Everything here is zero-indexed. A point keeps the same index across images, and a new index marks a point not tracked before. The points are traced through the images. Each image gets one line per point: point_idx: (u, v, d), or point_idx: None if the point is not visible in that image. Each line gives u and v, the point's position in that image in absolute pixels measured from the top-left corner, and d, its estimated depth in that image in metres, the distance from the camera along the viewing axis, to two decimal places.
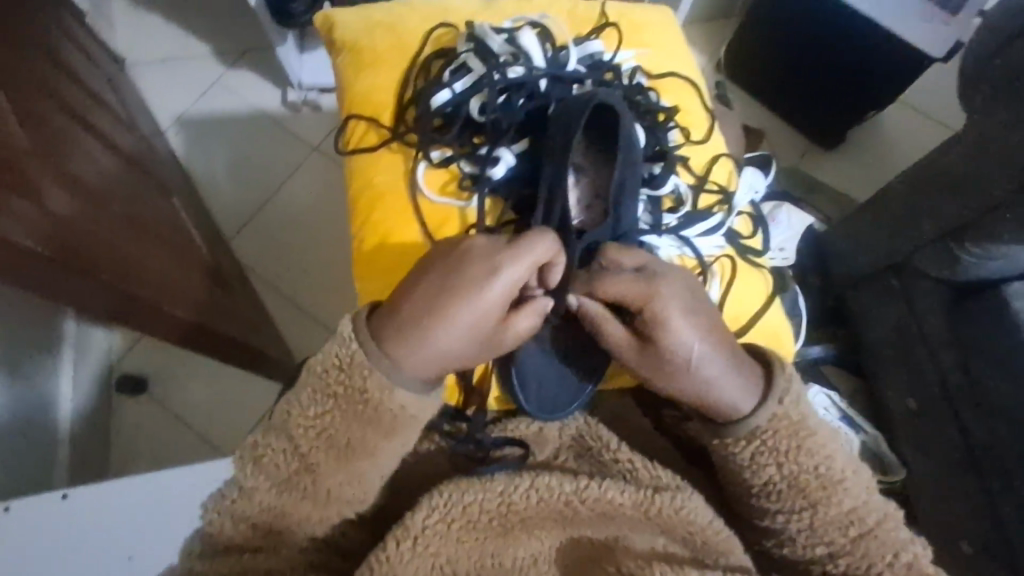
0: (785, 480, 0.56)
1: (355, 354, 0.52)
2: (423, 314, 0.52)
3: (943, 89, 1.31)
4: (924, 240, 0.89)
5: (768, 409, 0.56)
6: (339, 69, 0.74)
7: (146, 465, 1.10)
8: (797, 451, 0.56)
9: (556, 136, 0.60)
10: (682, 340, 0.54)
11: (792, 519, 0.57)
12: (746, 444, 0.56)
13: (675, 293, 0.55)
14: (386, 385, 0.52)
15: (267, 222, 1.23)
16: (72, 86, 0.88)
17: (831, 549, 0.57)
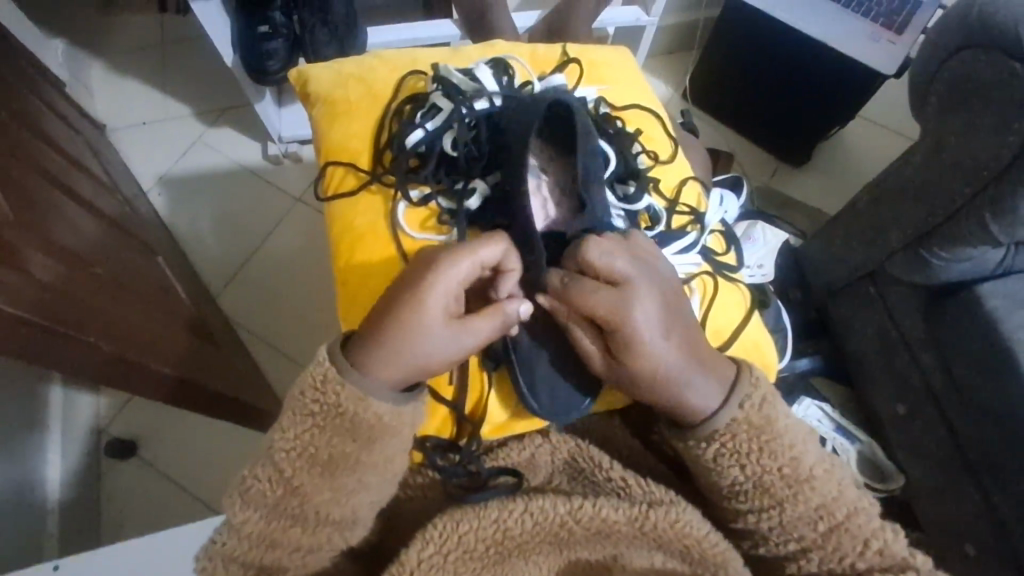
0: (751, 480, 0.56)
1: (329, 372, 0.51)
2: (392, 329, 0.51)
3: (897, 102, 1.37)
4: (893, 249, 0.91)
5: (729, 412, 0.55)
6: (314, 121, 0.77)
7: (139, 529, 1.08)
8: (759, 452, 0.55)
9: (512, 141, 0.62)
10: (651, 346, 0.54)
11: (763, 518, 0.57)
12: (708, 444, 0.56)
13: (645, 303, 0.54)
14: (360, 394, 0.51)
15: (252, 274, 1.24)
16: (53, 155, 0.89)
17: (803, 544, 0.56)
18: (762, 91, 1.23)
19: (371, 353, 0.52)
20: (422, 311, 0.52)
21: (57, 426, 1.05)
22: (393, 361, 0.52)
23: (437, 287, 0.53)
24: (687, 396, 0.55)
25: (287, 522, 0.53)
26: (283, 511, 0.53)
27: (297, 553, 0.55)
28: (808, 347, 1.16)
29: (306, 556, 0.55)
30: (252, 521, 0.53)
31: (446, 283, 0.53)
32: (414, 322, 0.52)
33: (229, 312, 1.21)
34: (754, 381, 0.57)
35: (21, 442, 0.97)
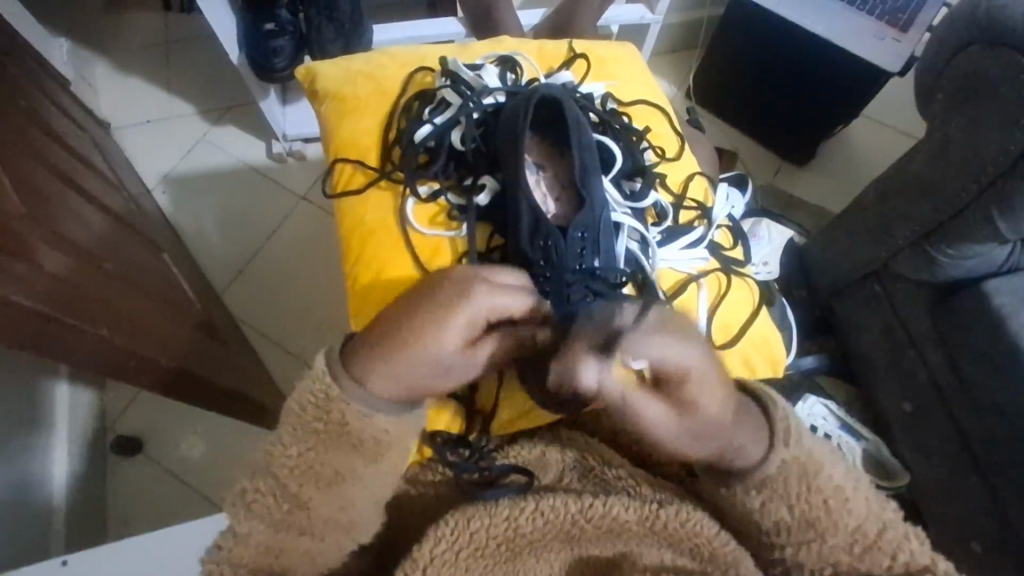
0: (796, 519, 0.55)
1: (330, 390, 0.50)
2: (405, 365, 0.50)
3: (901, 100, 1.37)
4: (899, 246, 0.91)
5: (778, 456, 0.54)
6: (322, 117, 0.77)
7: (146, 526, 1.08)
8: (804, 489, 0.54)
9: (506, 142, 0.62)
10: (709, 405, 0.51)
11: (801, 548, 0.56)
12: (757, 492, 0.55)
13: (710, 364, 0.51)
14: (361, 414, 0.51)
15: (258, 271, 1.24)
16: (60, 151, 0.90)
17: (838, 569, 0.55)
18: (766, 89, 1.23)
19: (380, 384, 0.51)
20: (437, 353, 0.50)
21: (63, 424, 1.05)
22: (403, 389, 0.51)
23: (454, 327, 0.50)
24: (733, 456, 0.54)
25: (284, 531, 0.52)
26: (284, 508, 0.52)
27: (306, 556, 0.54)
28: (813, 345, 1.16)
29: (315, 553, 0.55)
30: (247, 533, 0.52)
31: (463, 324, 0.51)
32: (427, 362, 0.50)
33: (234, 309, 1.21)
34: (785, 420, 0.55)
35: (27, 440, 0.97)
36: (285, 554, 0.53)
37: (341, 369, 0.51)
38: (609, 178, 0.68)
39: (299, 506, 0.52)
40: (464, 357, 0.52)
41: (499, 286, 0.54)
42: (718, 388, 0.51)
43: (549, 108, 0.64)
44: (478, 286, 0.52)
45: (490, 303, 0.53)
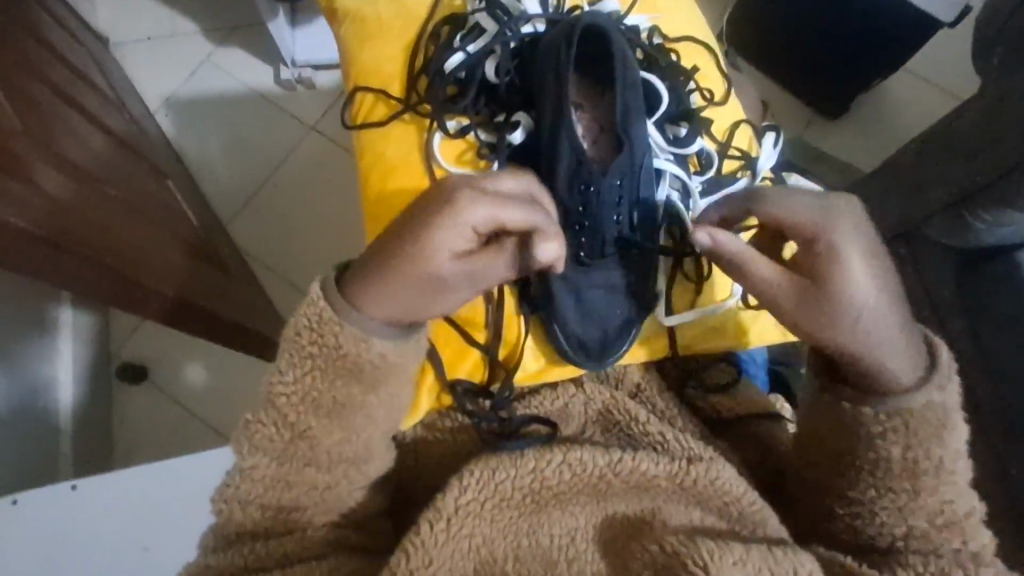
0: (902, 461, 0.53)
1: (323, 313, 0.51)
2: (396, 285, 0.49)
3: (953, 56, 1.28)
4: (933, 210, 0.84)
5: (926, 393, 0.52)
6: (341, 41, 0.72)
7: (153, 451, 1.10)
8: (933, 440, 0.52)
9: (550, 86, 0.59)
10: (859, 283, 0.50)
11: (884, 497, 0.54)
12: (887, 419, 0.53)
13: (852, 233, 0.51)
14: (360, 336, 0.51)
15: (265, 204, 1.21)
16: (57, 66, 0.85)
17: (909, 532, 0.54)
18: (809, 36, 1.15)
19: (378, 304, 0.51)
20: (426, 268, 0.49)
21: (69, 348, 1.05)
22: (397, 308, 0.51)
23: (446, 240, 0.48)
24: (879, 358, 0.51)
25: (298, 465, 0.53)
26: (306, 449, 0.53)
27: (324, 490, 0.54)
28: None
29: (332, 490, 0.55)
30: (262, 467, 0.53)
31: (454, 235, 0.48)
32: (420, 274, 0.49)
33: (240, 242, 1.19)
34: (948, 363, 0.53)
35: (30, 363, 0.97)
36: (297, 484, 0.54)
37: (332, 286, 0.52)
38: (652, 122, 0.65)
39: (315, 438, 0.53)
40: (463, 272, 0.49)
41: (499, 198, 0.48)
42: (876, 262, 0.51)
43: (594, 40, 0.59)
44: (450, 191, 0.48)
45: (483, 215, 0.48)
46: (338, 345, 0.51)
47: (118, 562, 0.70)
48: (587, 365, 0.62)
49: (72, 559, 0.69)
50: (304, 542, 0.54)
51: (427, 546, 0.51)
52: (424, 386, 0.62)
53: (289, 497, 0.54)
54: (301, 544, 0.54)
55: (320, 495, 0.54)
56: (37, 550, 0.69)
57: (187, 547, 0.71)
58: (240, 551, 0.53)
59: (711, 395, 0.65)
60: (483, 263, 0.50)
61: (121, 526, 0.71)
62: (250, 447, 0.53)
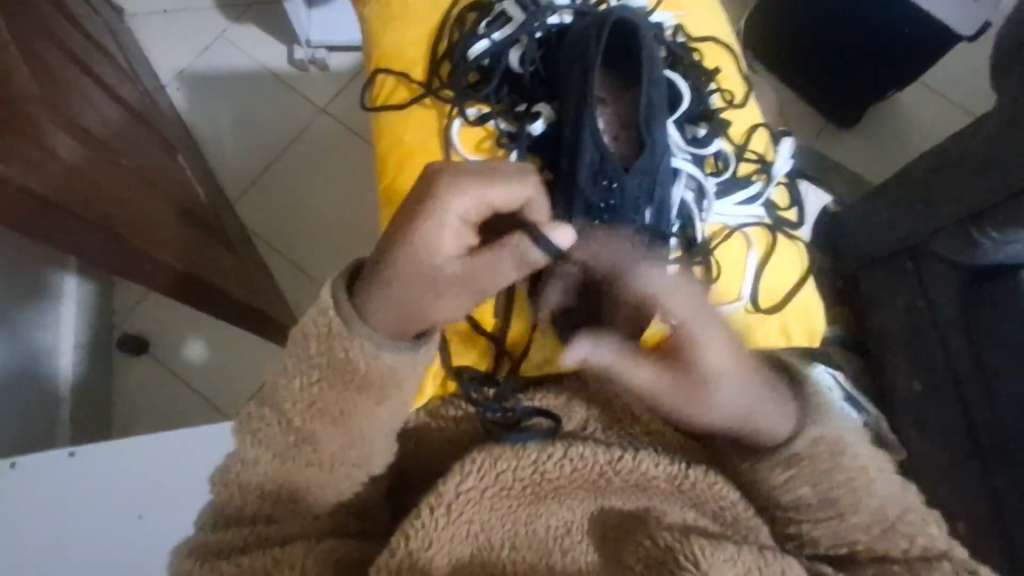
0: (813, 495, 0.54)
1: (332, 323, 0.51)
2: (399, 290, 0.50)
3: (970, 73, 1.28)
4: (941, 224, 0.83)
5: (809, 436, 0.54)
6: (364, 22, 0.72)
7: (146, 425, 1.09)
8: (832, 467, 0.54)
9: (574, 80, 0.60)
10: (715, 370, 0.50)
11: (817, 523, 0.54)
12: (783, 469, 0.54)
13: (689, 302, 0.51)
14: (369, 351, 0.51)
15: (272, 183, 1.21)
16: (74, 32, 0.84)
17: (855, 547, 0.54)
18: (827, 44, 1.14)
19: (385, 315, 0.51)
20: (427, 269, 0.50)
21: (69, 318, 1.05)
22: (402, 316, 0.51)
23: (446, 239, 0.51)
24: (762, 425, 0.53)
25: (297, 456, 0.53)
26: (302, 442, 0.53)
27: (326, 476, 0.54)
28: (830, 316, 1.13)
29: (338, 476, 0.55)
30: (261, 461, 0.53)
31: (453, 233, 0.51)
32: (419, 276, 0.51)
33: (246, 221, 1.19)
34: (826, 409, 0.55)
35: (30, 329, 0.97)
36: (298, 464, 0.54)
37: (341, 298, 0.51)
38: (673, 120, 0.65)
39: (319, 436, 0.53)
40: (462, 275, 0.51)
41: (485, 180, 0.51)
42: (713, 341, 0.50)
43: (622, 36, 0.60)
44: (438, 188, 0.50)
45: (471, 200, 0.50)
46: (346, 356, 0.51)
47: (112, 530, 0.70)
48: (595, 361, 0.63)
49: (67, 525, 0.69)
50: (300, 527, 0.53)
51: (428, 528, 0.52)
52: (430, 372, 0.65)
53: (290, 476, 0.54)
54: (304, 525, 0.53)
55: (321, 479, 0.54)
56: (33, 513, 0.69)
57: (183, 521, 0.71)
58: (241, 529, 0.52)
59: None
60: (481, 264, 0.52)
61: (115, 496, 0.71)
62: (251, 440, 0.53)
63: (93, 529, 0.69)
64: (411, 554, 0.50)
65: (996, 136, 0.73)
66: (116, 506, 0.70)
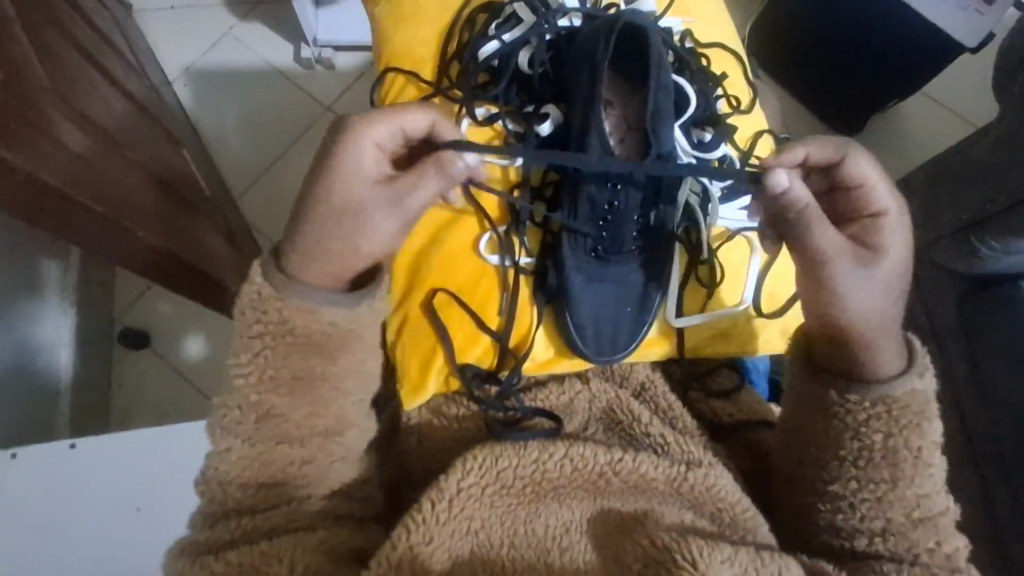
0: (882, 450, 0.54)
1: (263, 289, 0.52)
2: (322, 233, 0.50)
3: (972, 83, 1.28)
4: (941, 233, 0.83)
5: (909, 380, 0.54)
6: (374, 21, 0.73)
7: (145, 419, 1.10)
8: (911, 429, 0.54)
9: (582, 81, 0.60)
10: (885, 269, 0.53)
11: (866, 487, 0.54)
12: (870, 406, 0.54)
13: (903, 219, 0.56)
14: (307, 307, 0.51)
15: (277, 180, 1.21)
16: (83, 26, 0.85)
17: (887, 527, 0.54)
18: (831, 53, 1.15)
19: (314, 268, 0.51)
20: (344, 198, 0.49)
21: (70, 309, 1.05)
22: (334, 262, 0.51)
23: (365, 165, 0.49)
24: (882, 344, 0.55)
25: (272, 443, 0.54)
26: (273, 427, 0.53)
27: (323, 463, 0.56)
28: None
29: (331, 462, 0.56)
30: (234, 449, 0.53)
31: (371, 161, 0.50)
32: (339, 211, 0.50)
33: (249, 218, 1.19)
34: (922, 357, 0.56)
35: (30, 321, 0.97)
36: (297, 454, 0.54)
37: (273, 269, 0.52)
38: (679, 124, 0.66)
39: (288, 414, 0.53)
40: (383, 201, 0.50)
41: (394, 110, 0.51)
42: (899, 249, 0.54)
43: (632, 39, 0.61)
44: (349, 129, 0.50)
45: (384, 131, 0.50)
46: (287, 320, 0.51)
47: (111, 523, 0.70)
48: (596, 361, 0.63)
49: (65, 517, 0.69)
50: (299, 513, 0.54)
51: (429, 523, 0.52)
52: (432, 368, 0.63)
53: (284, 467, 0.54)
54: (295, 514, 0.54)
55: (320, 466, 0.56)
56: (31, 504, 0.69)
57: (181, 514, 0.71)
58: (231, 524, 0.53)
59: (711, 399, 0.66)
60: (404, 187, 0.51)
61: (116, 490, 0.71)
62: (220, 432, 0.53)
63: (94, 523, 0.70)
64: (412, 548, 0.50)
65: (998, 147, 0.73)
66: (116, 500, 0.70)
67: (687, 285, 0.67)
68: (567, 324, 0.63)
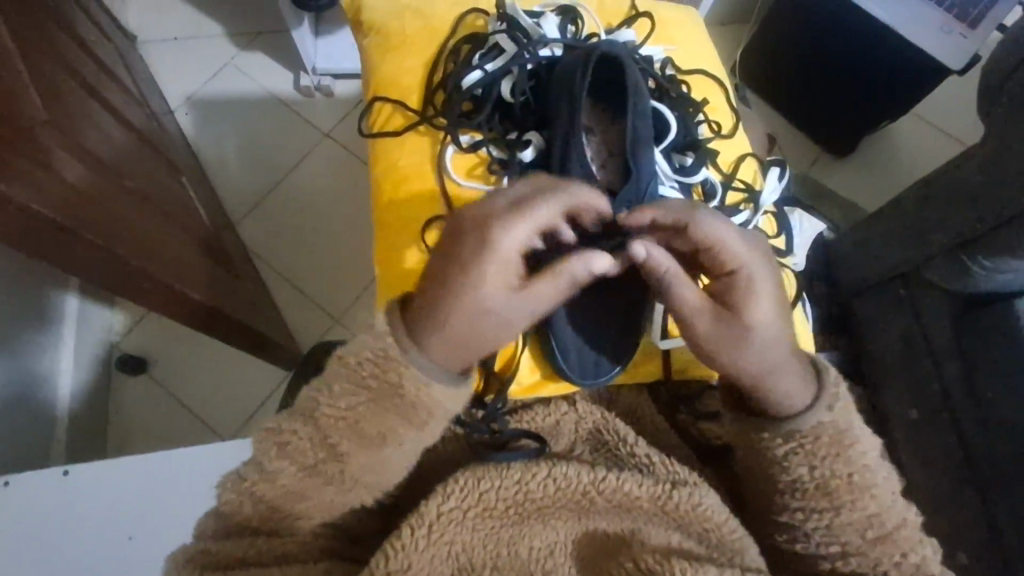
0: (814, 480, 0.56)
1: (389, 350, 0.53)
2: (462, 328, 0.52)
3: (961, 104, 1.30)
4: (932, 251, 0.83)
5: (816, 416, 0.55)
6: (364, 51, 0.75)
7: (140, 445, 1.09)
8: (834, 457, 0.55)
9: (563, 108, 0.61)
10: (760, 318, 0.54)
11: (811, 518, 0.56)
12: (783, 442, 0.56)
13: (766, 263, 0.56)
14: (423, 379, 0.53)
15: (273, 206, 1.22)
16: (84, 58, 0.87)
17: (846, 549, 0.55)
18: (820, 76, 1.17)
19: (442, 349, 0.53)
20: (484, 305, 0.52)
21: (70, 334, 1.06)
22: (455, 349, 0.53)
23: (495, 269, 0.52)
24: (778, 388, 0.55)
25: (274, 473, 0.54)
26: (280, 460, 0.54)
27: (312, 482, 0.54)
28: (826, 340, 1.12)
29: (316, 485, 0.54)
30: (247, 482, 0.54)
31: (502, 271, 0.52)
32: (482, 319, 0.52)
33: (247, 242, 1.20)
34: (836, 386, 0.57)
35: (32, 346, 0.98)
36: (285, 468, 0.53)
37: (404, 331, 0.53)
38: (660, 149, 0.67)
39: (295, 443, 0.53)
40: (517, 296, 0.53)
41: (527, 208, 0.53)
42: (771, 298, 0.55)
43: (611, 69, 0.63)
44: (497, 231, 0.52)
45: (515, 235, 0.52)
46: (400, 384, 0.53)
47: (101, 547, 0.70)
48: (582, 384, 0.63)
49: (57, 541, 0.69)
50: (300, 544, 0.55)
51: (408, 549, 0.51)
52: None
53: (280, 484, 0.54)
54: (299, 546, 0.55)
55: (308, 483, 0.54)
56: (24, 533, 0.69)
57: (169, 544, 0.71)
58: (241, 543, 0.54)
59: (700, 420, 0.66)
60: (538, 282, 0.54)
61: (108, 518, 0.71)
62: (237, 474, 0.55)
63: (84, 552, 0.69)
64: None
65: (984, 166, 0.74)
66: (107, 530, 0.70)
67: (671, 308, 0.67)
68: (551, 349, 0.62)
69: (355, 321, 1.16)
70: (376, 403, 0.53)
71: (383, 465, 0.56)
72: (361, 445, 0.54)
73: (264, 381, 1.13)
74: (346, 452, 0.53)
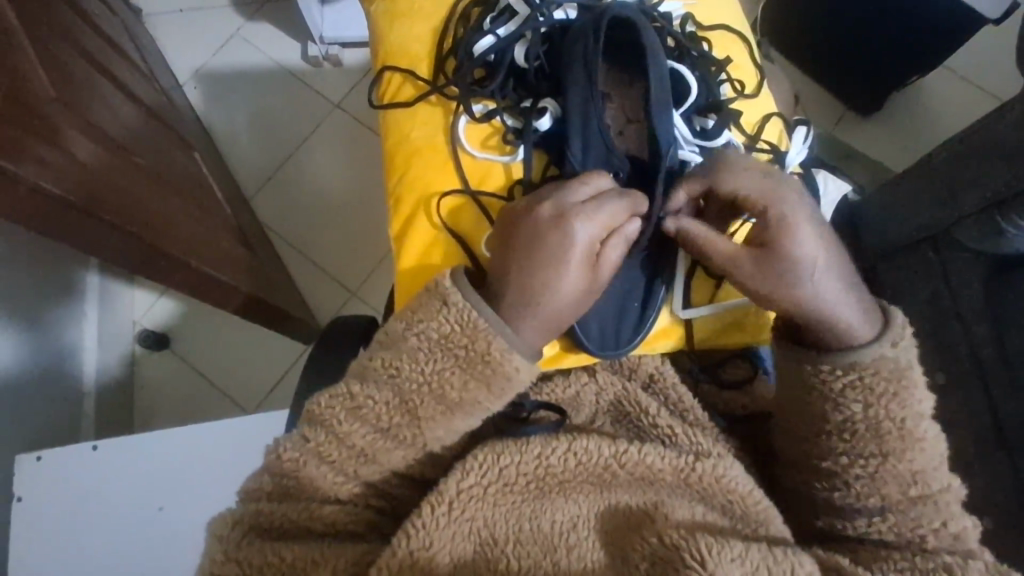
0: (866, 421, 0.55)
1: (475, 318, 0.54)
2: (552, 307, 0.54)
3: (992, 54, 1.24)
4: (964, 214, 0.78)
5: (880, 348, 0.56)
6: (373, 18, 0.73)
7: (167, 419, 1.12)
8: (892, 397, 0.55)
9: (578, 70, 0.59)
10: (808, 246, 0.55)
11: (858, 463, 0.56)
12: (843, 373, 0.56)
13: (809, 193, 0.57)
14: (506, 348, 0.54)
15: (288, 179, 1.22)
16: (90, 34, 0.85)
17: (885, 504, 0.56)
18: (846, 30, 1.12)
19: (530, 330, 0.55)
20: (569, 291, 0.54)
21: (93, 312, 1.07)
22: (543, 330, 0.55)
23: (573, 254, 0.54)
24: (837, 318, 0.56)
25: (316, 446, 0.55)
26: (328, 432, 0.55)
27: (382, 445, 0.55)
28: None
29: (386, 448, 0.56)
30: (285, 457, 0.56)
31: (583, 258, 0.54)
32: (567, 299, 0.55)
33: (263, 217, 1.20)
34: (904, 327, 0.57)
35: (56, 326, 1.00)
36: (359, 429, 0.55)
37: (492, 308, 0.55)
38: (679, 113, 0.64)
39: (369, 405, 0.55)
40: (592, 275, 0.55)
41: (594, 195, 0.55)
42: (817, 226, 0.56)
43: (627, 30, 0.60)
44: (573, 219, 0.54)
45: (590, 221, 0.54)
46: (488, 350, 0.54)
47: (132, 521, 0.72)
48: (603, 356, 0.61)
49: (88, 517, 0.71)
50: (347, 512, 0.57)
51: (429, 528, 0.53)
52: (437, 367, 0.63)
53: (351, 443, 0.55)
54: (340, 511, 0.56)
55: (379, 445, 0.55)
56: (58, 509, 0.71)
57: (196, 520, 0.72)
58: (295, 505, 0.55)
59: (722, 390, 0.65)
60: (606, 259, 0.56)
61: (138, 494, 0.72)
62: (279, 446, 0.56)
63: (118, 527, 0.71)
64: (411, 554, 0.51)
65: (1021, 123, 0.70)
66: (138, 507, 0.72)
67: (694, 275, 0.64)
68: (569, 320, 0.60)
69: (373, 294, 1.16)
70: (463, 368, 0.55)
71: (414, 438, 0.56)
72: (442, 406, 0.55)
73: (286, 355, 1.14)
74: (425, 418, 0.55)
